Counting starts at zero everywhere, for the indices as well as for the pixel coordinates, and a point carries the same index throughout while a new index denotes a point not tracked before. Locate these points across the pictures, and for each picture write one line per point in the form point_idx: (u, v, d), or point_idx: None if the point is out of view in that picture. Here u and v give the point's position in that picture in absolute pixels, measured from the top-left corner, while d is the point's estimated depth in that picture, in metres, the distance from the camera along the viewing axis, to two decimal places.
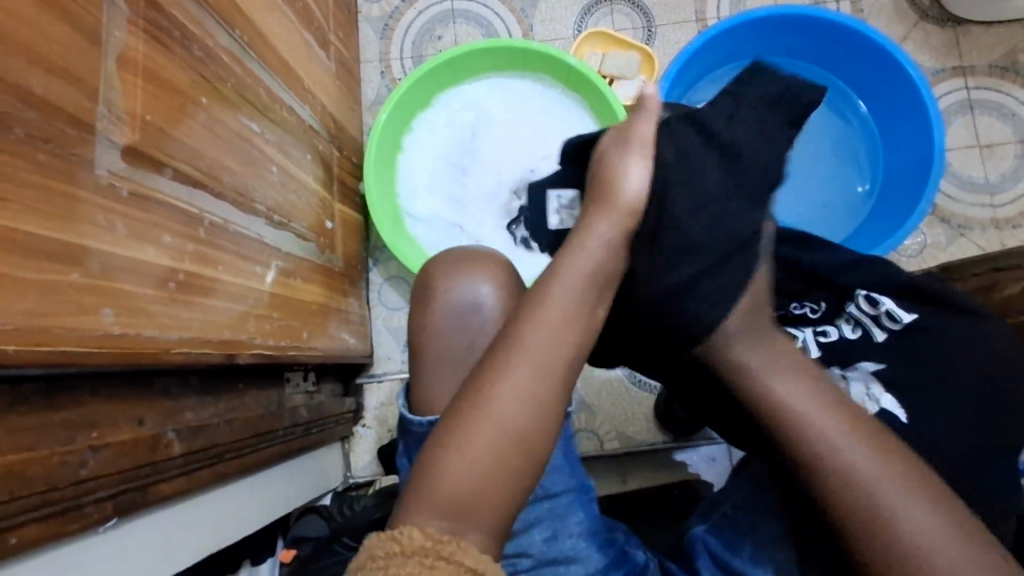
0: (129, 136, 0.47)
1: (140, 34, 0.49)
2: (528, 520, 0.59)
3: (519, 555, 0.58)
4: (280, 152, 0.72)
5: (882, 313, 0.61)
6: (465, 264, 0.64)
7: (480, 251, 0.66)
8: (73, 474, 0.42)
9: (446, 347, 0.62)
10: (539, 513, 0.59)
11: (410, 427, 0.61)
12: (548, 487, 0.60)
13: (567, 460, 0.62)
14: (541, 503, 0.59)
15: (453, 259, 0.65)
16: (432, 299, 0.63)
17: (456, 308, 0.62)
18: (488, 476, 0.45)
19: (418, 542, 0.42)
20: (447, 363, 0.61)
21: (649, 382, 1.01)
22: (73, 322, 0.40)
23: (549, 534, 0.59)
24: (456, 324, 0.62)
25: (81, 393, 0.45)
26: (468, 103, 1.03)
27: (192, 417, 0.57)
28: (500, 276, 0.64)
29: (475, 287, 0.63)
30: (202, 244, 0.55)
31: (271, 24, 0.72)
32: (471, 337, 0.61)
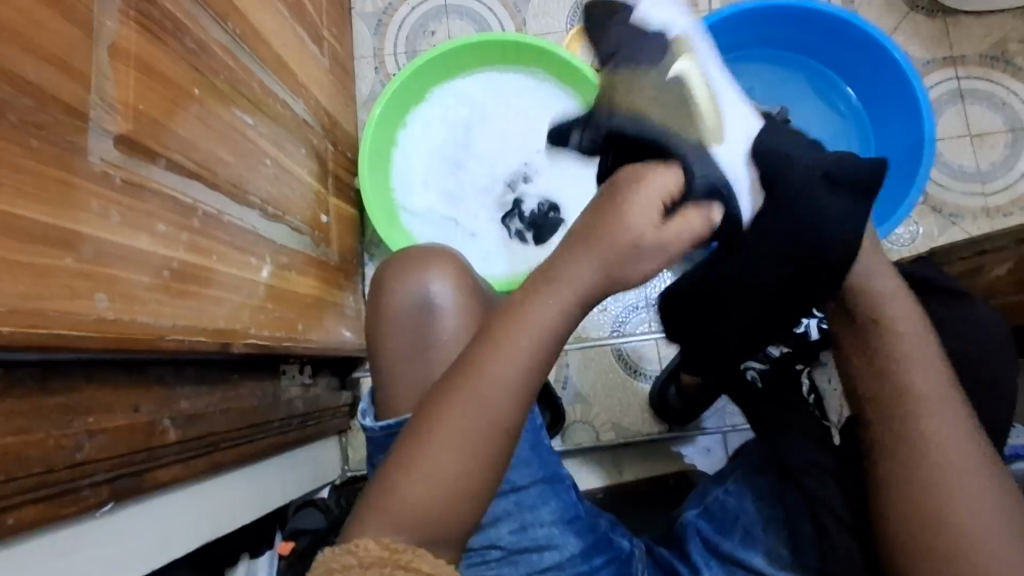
0: (122, 126, 0.47)
1: (133, 25, 0.49)
2: (496, 513, 0.58)
3: (488, 547, 0.58)
4: (273, 144, 0.73)
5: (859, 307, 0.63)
6: (415, 263, 0.64)
7: (429, 250, 0.66)
8: (70, 457, 0.42)
9: (402, 345, 0.62)
10: (507, 506, 0.58)
11: (368, 432, 0.61)
12: (515, 479, 0.59)
13: (534, 450, 0.60)
14: (508, 497, 0.58)
15: (408, 258, 0.66)
16: (389, 297, 0.63)
17: (410, 304, 0.62)
18: (472, 467, 0.45)
19: (375, 553, 0.41)
20: (404, 360, 0.62)
21: (644, 372, 1.02)
22: (69, 306, 0.41)
23: (518, 526, 0.58)
24: (413, 323, 0.62)
25: (76, 379, 0.46)
26: (462, 97, 1.03)
27: (187, 406, 0.57)
28: (456, 271, 0.64)
29: (430, 285, 0.63)
30: (196, 234, 0.56)
31: (264, 18, 0.73)
32: (429, 332, 0.62)
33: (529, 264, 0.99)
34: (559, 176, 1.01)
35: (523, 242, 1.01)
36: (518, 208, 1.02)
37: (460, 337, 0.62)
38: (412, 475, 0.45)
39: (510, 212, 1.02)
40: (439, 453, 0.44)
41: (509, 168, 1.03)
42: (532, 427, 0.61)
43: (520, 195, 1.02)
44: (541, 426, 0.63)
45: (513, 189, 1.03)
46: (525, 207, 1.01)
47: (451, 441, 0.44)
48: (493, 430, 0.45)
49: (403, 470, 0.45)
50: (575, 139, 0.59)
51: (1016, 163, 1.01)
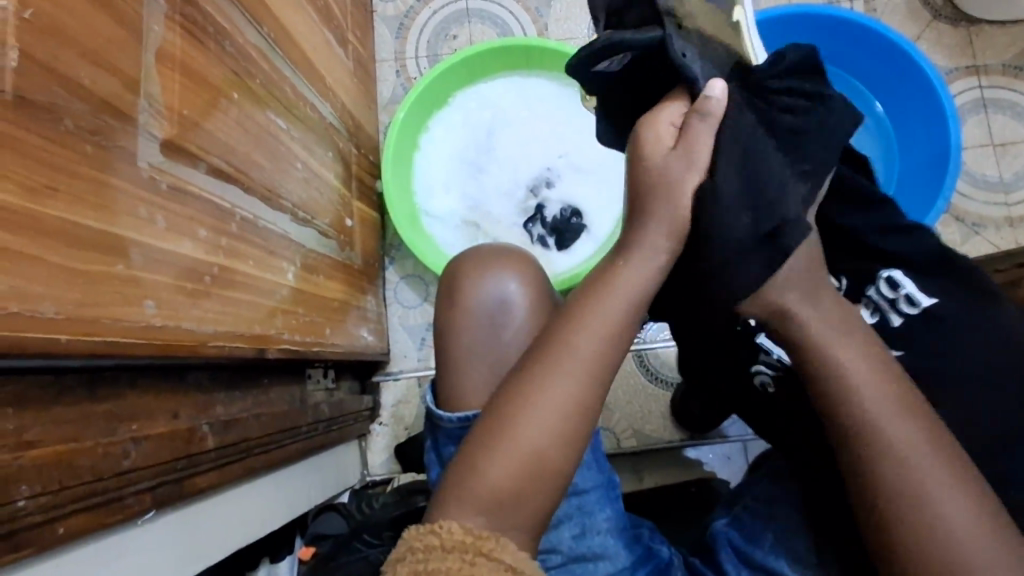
0: (167, 130, 0.47)
1: (177, 29, 0.49)
2: (558, 516, 0.59)
3: (549, 551, 0.59)
4: (303, 148, 0.72)
5: (902, 296, 0.57)
6: (479, 266, 0.64)
7: (495, 250, 0.66)
8: (116, 465, 0.42)
9: (463, 347, 0.62)
10: (568, 510, 0.59)
11: (440, 423, 0.61)
12: (577, 483, 0.59)
13: (596, 457, 0.61)
14: (571, 500, 0.59)
15: (472, 260, 0.65)
16: (460, 295, 0.63)
17: (472, 306, 0.62)
18: (521, 477, 0.45)
19: (458, 537, 0.43)
20: (466, 362, 0.62)
21: (665, 380, 1.01)
22: (120, 313, 0.40)
23: (579, 530, 0.59)
24: (473, 325, 0.62)
25: (122, 386, 0.45)
26: (484, 102, 1.03)
27: (222, 412, 0.57)
28: (528, 272, 0.64)
29: (500, 285, 0.63)
30: (234, 239, 0.56)
31: (294, 20, 0.73)
32: (495, 332, 0.62)
33: (551, 269, 0.98)
34: (582, 182, 1.01)
35: (545, 247, 1.00)
36: (539, 213, 1.01)
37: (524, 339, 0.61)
38: (470, 480, 0.45)
39: (532, 217, 1.01)
40: (494, 457, 0.45)
41: (530, 173, 1.02)
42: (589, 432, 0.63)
43: (542, 200, 1.01)
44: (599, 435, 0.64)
45: (535, 195, 1.02)
46: (547, 213, 1.00)
47: (504, 448, 0.45)
48: (544, 438, 0.45)
49: (463, 469, 0.46)
50: (601, 64, 0.51)
51: None
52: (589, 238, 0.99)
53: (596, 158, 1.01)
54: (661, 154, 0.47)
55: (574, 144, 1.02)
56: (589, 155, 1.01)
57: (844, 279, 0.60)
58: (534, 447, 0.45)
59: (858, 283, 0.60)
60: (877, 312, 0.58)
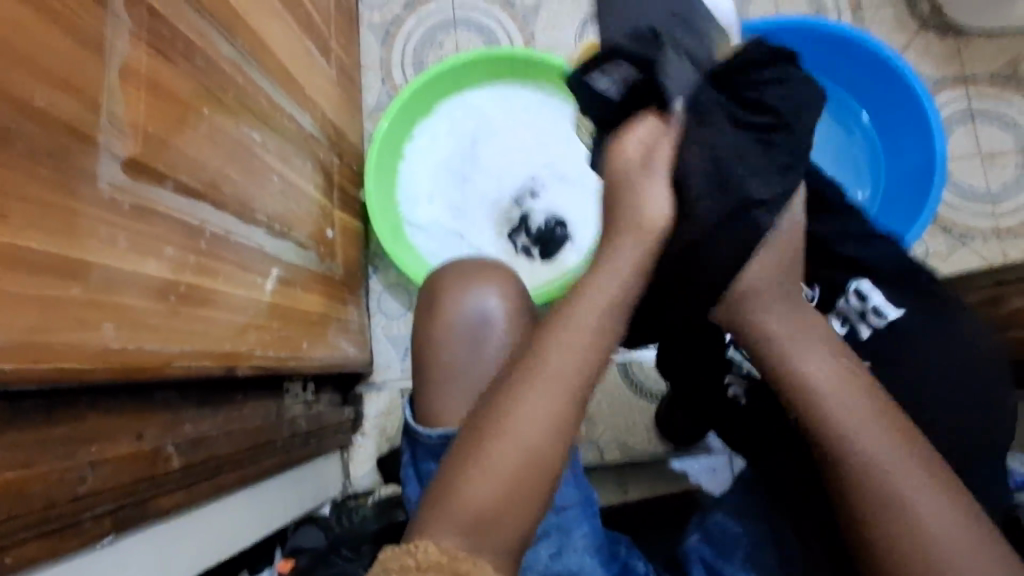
0: (131, 149, 0.46)
1: (142, 45, 0.48)
2: (537, 534, 0.58)
3: (524, 568, 0.58)
4: (280, 160, 0.72)
5: (869, 308, 0.57)
6: (462, 282, 0.64)
7: (480, 265, 0.66)
8: (72, 491, 0.41)
9: (444, 364, 0.61)
10: (547, 526, 0.58)
11: (418, 437, 0.60)
12: (556, 501, 0.58)
13: (575, 474, 0.60)
14: (549, 518, 0.58)
15: (456, 275, 0.65)
16: (440, 310, 0.63)
17: (456, 323, 0.62)
18: (503, 492, 0.45)
19: (434, 557, 0.41)
20: (445, 379, 0.61)
21: (650, 392, 1.01)
22: (75, 337, 0.40)
23: (556, 549, 0.58)
24: (454, 341, 0.62)
25: (81, 408, 0.45)
26: (469, 111, 1.02)
27: (191, 429, 0.56)
28: (508, 287, 0.64)
29: (480, 302, 0.62)
30: (203, 255, 0.55)
31: (272, 32, 0.72)
32: (471, 348, 0.61)
33: (535, 280, 0.98)
34: (567, 192, 1.01)
35: (530, 258, 1.00)
36: (524, 223, 1.01)
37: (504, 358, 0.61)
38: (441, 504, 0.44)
39: (516, 227, 1.01)
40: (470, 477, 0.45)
41: (515, 183, 1.02)
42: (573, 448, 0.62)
43: (526, 210, 1.01)
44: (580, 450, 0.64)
45: (520, 205, 1.02)
46: (532, 223, 1.00)
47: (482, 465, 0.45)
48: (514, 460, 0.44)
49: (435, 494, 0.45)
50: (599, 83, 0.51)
51: None
52: (573, 249, 0.99)
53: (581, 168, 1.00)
54: (626, 168, 0.50)
55: (559, 154, 1.02)
56: (574, 165, 1.01)
57: (817, 287, 0.60)
58: (511, 465, 0.45)
59: (828, 293, 0.59)
60: (847, 323, 0.58)
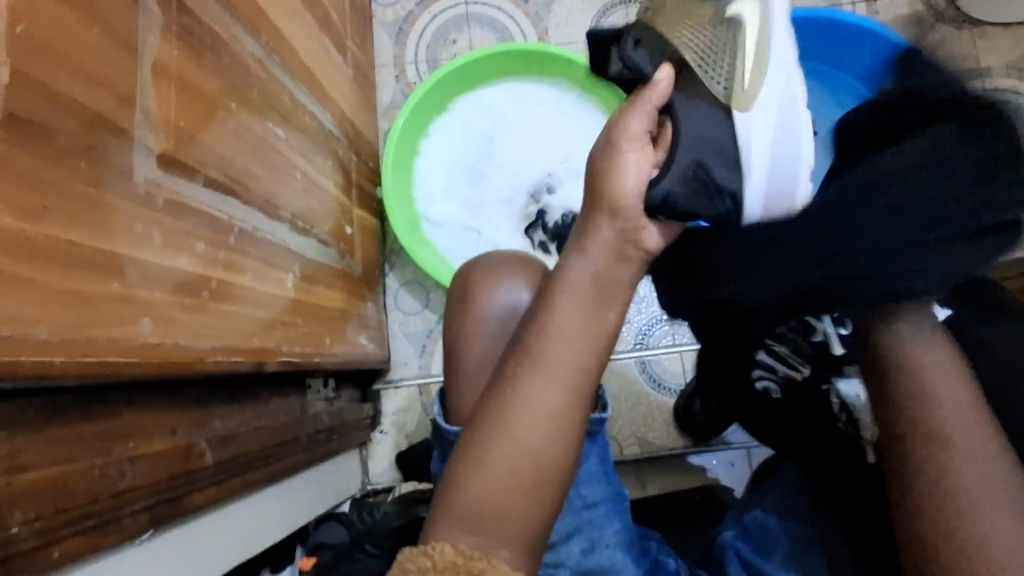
0: (163, 144, 0.46)
1: (173, 40, 0.48)
2: (566, 530, 0.57)
3: (556, 565, 0.57)
4: (302, 157, 0.72)
5: None
6: (491, 275, 0.63)
7: (510, 258, 0.66)
8: (113, 486, 0.41)
9: (475, 358, 0.61)
10: (578, 522, 0.58)
11: (446, 435, 0.61)
12: (585, 496, 0.58)
13: (604, 468, 0.60)
14: (580, 513, 0.58)
15: (484, 268, 0.65)
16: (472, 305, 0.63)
17: (488, 316, 0.62)
18: (510, 491, 0.45)
19: (450, 557, 0.42)
20: (476, 372, 0.61)
21: (669, 387, 1.00)
22: (115, 332, 0.40)
23: (587, 545, 0.57)
24: (484, 334, 0.62)
25: (118, 404, 0.45)
26: (485, 107, 1.02)
27: (221, 426, 0.56)
28: (541, 280, 0.63)
29: (508, 295, 0.62)
30: (232, 252, 0.55)
31: (293, 29, 0.72)
32: (505, 343, 0.61)
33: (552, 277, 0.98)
34: (584, 187, 1.00)
35: (547, 253, 1.00)
36: (541, 219, 1.00)
37: None
38: (457, 499, 0.46)
39: (533, 223, 1.01)
40: (475, 478, 0.46)
41: (531, 179, 1.02)
42: (601, 444, 0.61)
43: (543, 206, 1.01)
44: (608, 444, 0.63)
45: (536, 201, 1.02)
46: (548, 219, 1.00)
47: (486, 466, 0.46)
48: (534, 449, 0.45)
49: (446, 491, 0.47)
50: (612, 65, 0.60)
51: None
52: None
53: None
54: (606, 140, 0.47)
55: (575, 149, 1.01)
56: None
57: None
58: (518, 464, 0.46)
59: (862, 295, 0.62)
60: None
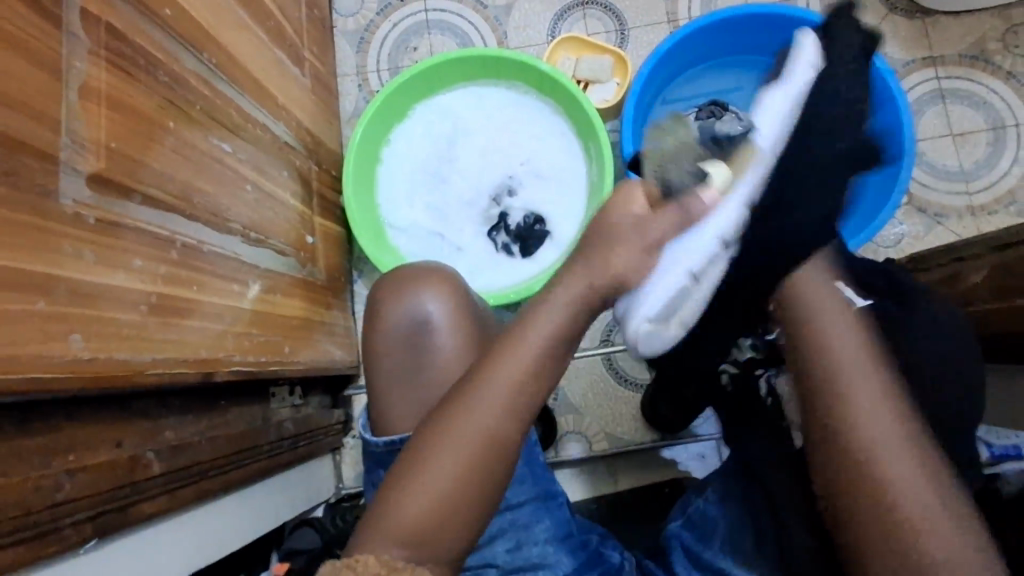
0: (95, 165, 0.48)
1: (103, 63, 0.50)
2: (491, 532, 0.61)
3: (483, 566, 0.60)
4: (254, 170, 0.73)
5: None
6: (405, 286, 0.66)
7: (424, 268, 0.69)
8: (48, 498, 0.43)
9: (395, 366, 0.65)
10: (502, 524, 0.61)
11: (371, 447, 0.64)
12: (509, 498, 0.61)
13: (530, 469, 0.63)
14: (504, 515, 0.61)
15: (400, 278, 0.68)
16: (378, 318, 0.66)
17: (405, 324, 0.65)
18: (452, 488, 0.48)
19: (378, 564, 0.43)
20: (401, 379, 0.64)
21: (635, 381, 1.02)
22: (42, 349, 0.41)
23: (513, 544, 0.60)
24: (406, 342, 0.65)
25: (58, 419, 0.46)
26: (445, 113, 1.04)
27: (172, 436, 0.58)
28: (448, 288, 0.66)
29: (420, 304, 0.65)
30: (176, 266, 0.56)
31: (241, 44, 0.73)
32: (405, 356, 0.65)
33: (517, 277, 0.99)
34: (544, 188, 1.02)
35: (511, 255, 1.01)
36: (503, 221, 1.02)
37: (456, 352, 0.64)
38: (401, 510, 0.48)
39: (495, 225, 1.02)
40: (422, 475, 0.48)
41: (493, 181, 1.03)
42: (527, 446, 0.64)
43: (505, 208, 1.02)
44: (537, 446, 0.66)
45: (498, 203, 1.03)
46: (510, 221, 1.01)
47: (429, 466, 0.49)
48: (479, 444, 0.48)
49: (387, 500, 0.49)
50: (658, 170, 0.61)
51: (999, 161, 1.01)
52: (552, 245, 1.00)
53: (557, 164, 1.01)
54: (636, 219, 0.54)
55: (535, 151, 1.03)
56: (550, 161, 1.02)
57: None
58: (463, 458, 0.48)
59: None
60: None
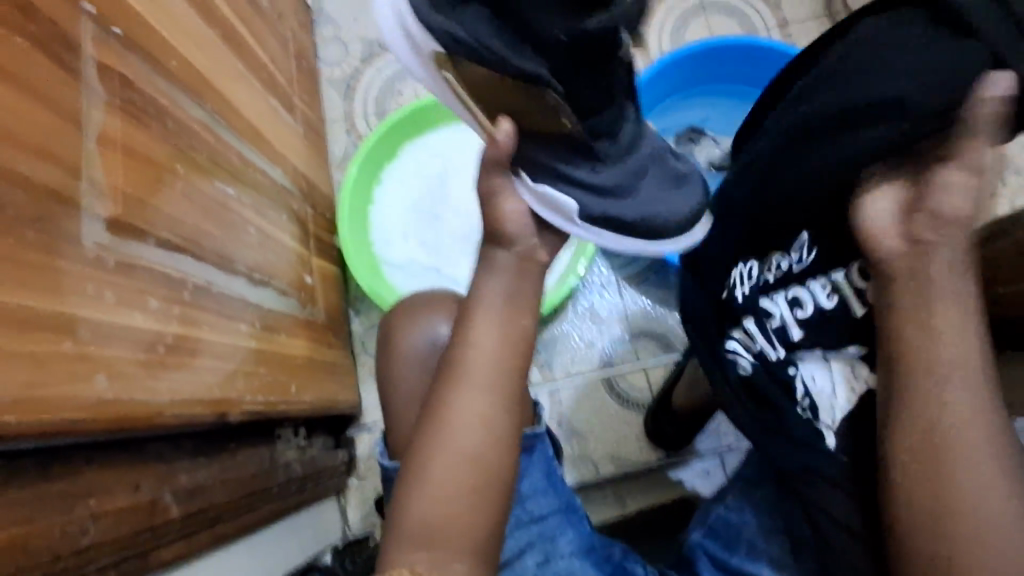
0: (111, 210, 0.49)
1: (116, 113, 0.51)
2: (519, 546, 0.62)
3: None
4: (255, 213, 0.74)
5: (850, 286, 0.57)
6: (419, 313, 0.75)
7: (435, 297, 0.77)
8: (74, 543, 0.42)
9: (412, 388, 0.72)
10: (529, 537, 0.62)
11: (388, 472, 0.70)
12: (532, 511, 0.63)
13: (551, 481, 0.65)
14: (531, 528, 0.63)
15: (414, 308, 0.76)
16: (393, 347, 0.74)
17: (419, 348, 0.73)
18: None
19: None
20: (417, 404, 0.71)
21: (634, 402, 1.03)
22: (69, 391, 0.41)
23: (542, 557, 0.62)
24: (422, 364, 0.72)
25: (77, 463, 0.45)
26: (434, 151, 1.07)
27: (187, 479, 0.57)
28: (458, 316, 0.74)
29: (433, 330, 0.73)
30: (188, 306, 0.57)
31: (239, 93, 0.76)
32: (428, 376, 0.72)
33: None
34: None
35: None
36: None
37: None
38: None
39: None
40: None
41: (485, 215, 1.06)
42: (544, 458, 0.65)
43: None
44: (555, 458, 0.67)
45: None
46: None
47: None
48: None
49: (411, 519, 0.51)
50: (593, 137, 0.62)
51: None
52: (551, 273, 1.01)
53: None
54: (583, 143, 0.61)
55: None
56: None
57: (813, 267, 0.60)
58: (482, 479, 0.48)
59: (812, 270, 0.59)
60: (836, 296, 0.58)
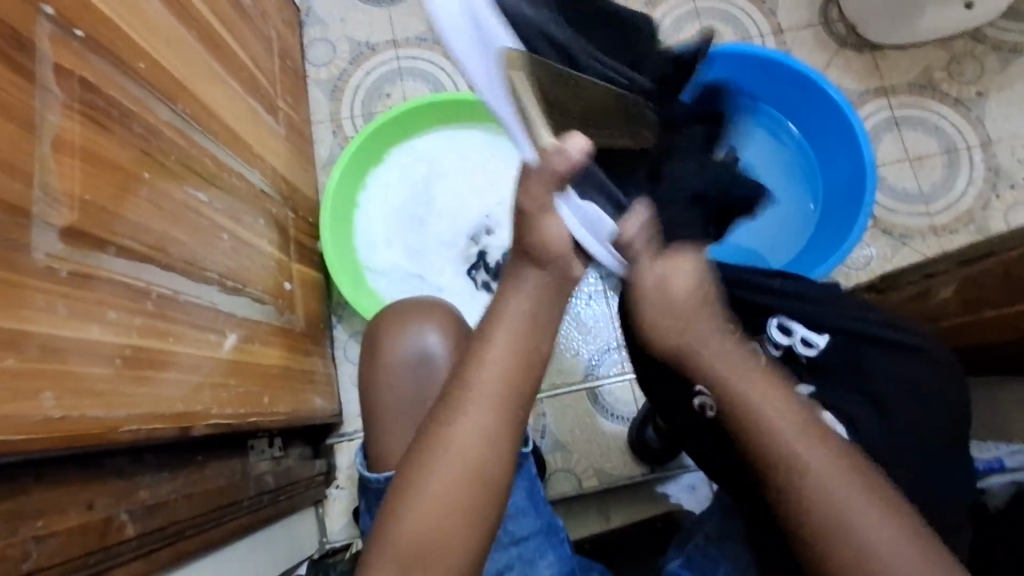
0: (69, 218, 0.47)
1: (76, 116, 0.49)
2: (498, 567, 0.61)
3: None
4: (230, 219, 0.73)
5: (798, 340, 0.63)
6: (405, 320, 0.73)
7: (422, 303, 0.76)
8: (15, 568, 0.40)
9: (393, 400, 0.70)
10: (509, 559, 0.62)
11: (369, 483, 0.68)
12: (513, 532, 0.62)
13: (532, 503, 0.64)
14: (510, 550, 0.62)
15: (397, 316, 0.74)
16: (378, 357, 0.72)
17: (406, 358, 0.71)
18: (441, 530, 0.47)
19: None
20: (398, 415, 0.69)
21: (621, 415, 1.01)
22: (11, 409, 0.40)
23: None
24: (410, 373, 0.71)
25: (25, 480, 0.43)
26: (420, 156, 1.05)
27: (147, 496, 0.55)
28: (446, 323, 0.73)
29: (421, 338, 0.71)
30: (152, 316, 0.55)
31: (215, 96, 0.74)
32: (425, 387, 0.70)
33: None
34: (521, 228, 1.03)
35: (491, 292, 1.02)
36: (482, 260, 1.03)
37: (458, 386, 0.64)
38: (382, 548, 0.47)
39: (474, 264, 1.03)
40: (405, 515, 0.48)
41: (471, 221, 1.04)
42: (527, 479, 0.65)
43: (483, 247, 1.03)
44: (537, 479, 0.67)
45: (477, 242, 1.04)
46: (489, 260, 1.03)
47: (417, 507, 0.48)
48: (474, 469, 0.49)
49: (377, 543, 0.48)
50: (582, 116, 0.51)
51: (955, 182, 1.05)
52: None
53: None
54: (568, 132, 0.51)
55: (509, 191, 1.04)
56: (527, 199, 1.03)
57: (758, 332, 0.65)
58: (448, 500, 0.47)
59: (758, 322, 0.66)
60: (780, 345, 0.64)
